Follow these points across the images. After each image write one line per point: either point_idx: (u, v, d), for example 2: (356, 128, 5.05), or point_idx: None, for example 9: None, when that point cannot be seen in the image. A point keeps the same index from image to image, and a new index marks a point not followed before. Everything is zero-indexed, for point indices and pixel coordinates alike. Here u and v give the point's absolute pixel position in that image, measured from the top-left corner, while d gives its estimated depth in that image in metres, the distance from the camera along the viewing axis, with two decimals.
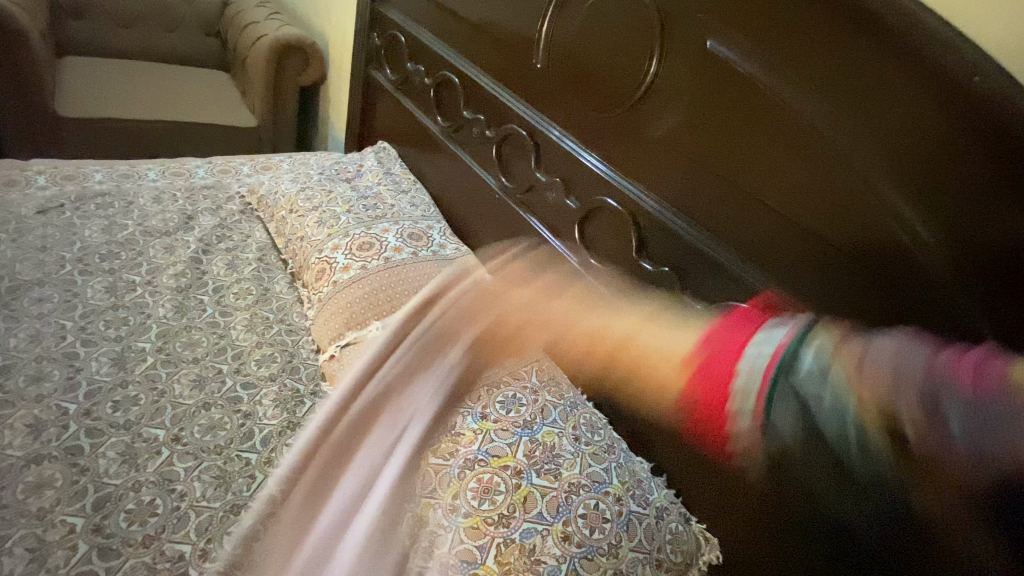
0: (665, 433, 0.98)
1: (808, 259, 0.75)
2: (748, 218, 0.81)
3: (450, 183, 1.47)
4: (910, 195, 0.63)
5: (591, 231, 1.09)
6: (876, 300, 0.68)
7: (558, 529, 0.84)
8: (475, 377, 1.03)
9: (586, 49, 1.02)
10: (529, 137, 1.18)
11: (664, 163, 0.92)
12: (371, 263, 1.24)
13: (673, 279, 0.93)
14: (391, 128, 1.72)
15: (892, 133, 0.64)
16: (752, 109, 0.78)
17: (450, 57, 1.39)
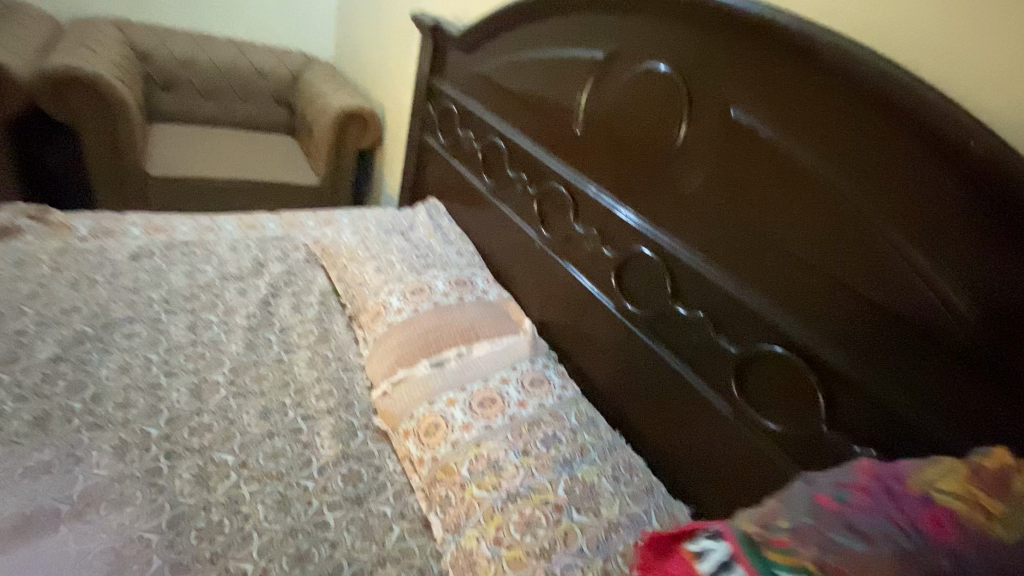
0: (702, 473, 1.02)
1: (836, 304, 0.80)
2: (776, 265, 0.88)
3: (494, 234, 1.59)
4: (932, 247, 0.70)
5: (626, 277, 1.16)
6: (905, 341, 0.73)
7: (598, 565, 0.86)
8: (518, 414, 1.10)
9: (620, 117, 1.14)
10: (569, 193, 1.29)
11: (695, 216, 1.00)
12: (422, 307, 1.35)
13: (706, 323, 0.98)
14: (440, 186, 1.88)
15: (912, 192, 0.72)
16: (776, 170, 0.87)
17: (497, 124, 1.55)
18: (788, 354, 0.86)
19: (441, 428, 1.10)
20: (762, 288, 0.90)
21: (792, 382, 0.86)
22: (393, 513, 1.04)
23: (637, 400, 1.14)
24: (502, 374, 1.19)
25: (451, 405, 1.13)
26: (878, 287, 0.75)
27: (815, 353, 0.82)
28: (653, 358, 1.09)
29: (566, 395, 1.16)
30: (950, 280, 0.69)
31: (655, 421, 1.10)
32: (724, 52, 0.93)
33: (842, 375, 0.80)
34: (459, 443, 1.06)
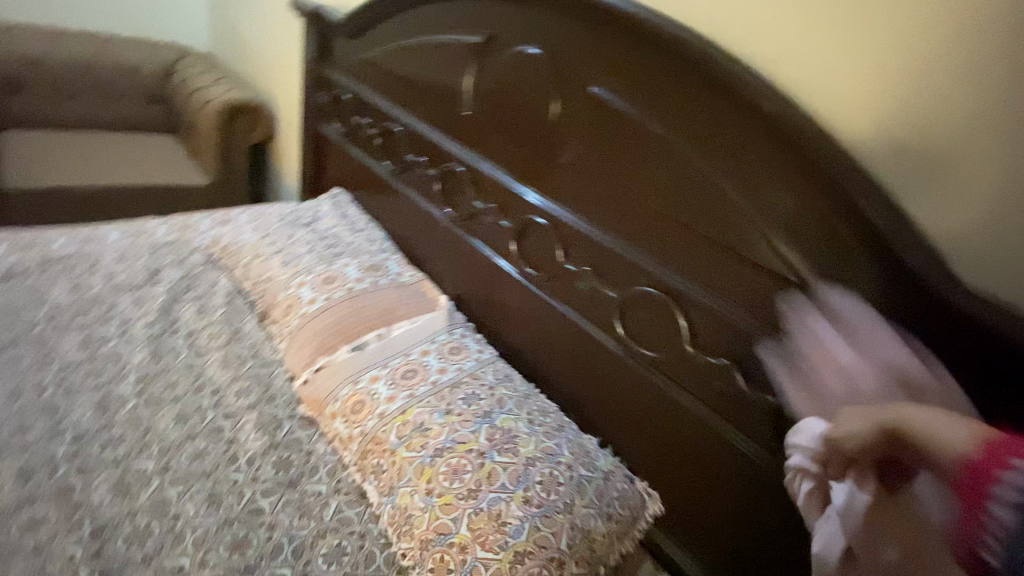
0: (605, 408, 1.16)
1: (686, 244, 0.97)
2: (638, 218, 1.03)
3: (402, 218, 1.63)
4: (744, 189, 0.88)
5: (525, 243, 1.26)
6: (735, 268, 0.91)
7: (519, 495, 0.98)
8: (439, 380, 1.17)
9: (504, 97, 1.22)
10: (466, 171, 1.36)
11: (573, 182, 1.12)
12: (335, 294, 1.38)
13: (592, 275, 1.12)
14: (341, 175, 1.88)
15: (727, 147, 0.89)
16: (630, 136, 1.01)
17: (392, 109, 1.58)
18: (655, 293, 1.02)
19: (366, 404, 1.15)
20: (631, 238, 1.05)
21: (661, 316, 1.02)
22: (328, 490, 1.09)
23: (546, 355, 1.27)
24: (422, 346, 1.27)
25: (374, 382, 1.19)
26: (711, 227, 0.92)
27: (674, 287, 0.99)
28: (557, 313, 1.21)
29: (483, 357, 1.26)
30: (759, 214, 0.87)
31: (565, 368, 1.23)
32: (584, 33, 1.04)
33: (695, 304, 0.96)
34: (385, 414, 1.12)
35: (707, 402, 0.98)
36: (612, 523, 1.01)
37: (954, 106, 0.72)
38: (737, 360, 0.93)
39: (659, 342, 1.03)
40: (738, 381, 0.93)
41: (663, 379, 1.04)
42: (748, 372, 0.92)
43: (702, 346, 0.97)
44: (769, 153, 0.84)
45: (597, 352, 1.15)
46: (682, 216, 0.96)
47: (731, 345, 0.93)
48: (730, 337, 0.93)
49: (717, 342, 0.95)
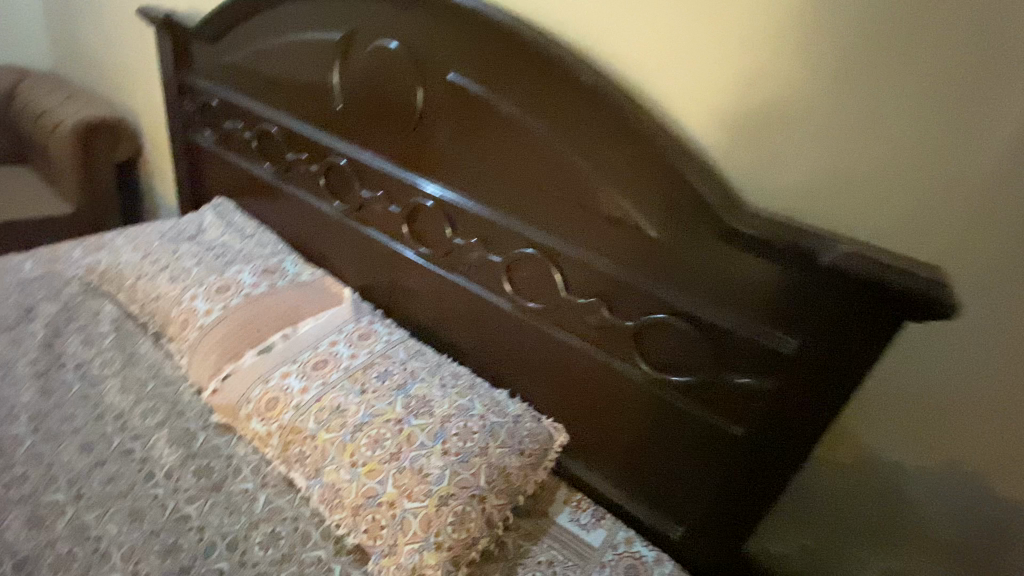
0: (509, 362, 1.29)
1: (548, 207, 1.10)
2: (506, 188, 1.15)
3: (293, 219, 1.65)
4: (584, 152, 1.02)
5: (415, 225, 1.34)
6: (589, 222, 1.05)
7: (438, 448, 1.07)
8: (351, 364, 1.23)
9: (371, 90, 1.29)
10: (348, 165, 1.42)
11: (447, 162, 1.22)
12: (232, 302, 1.40)
13: (478, 245, 1.23)
14: (223, 185, 1.84)
15: (564, 118, 1.02)
16: (487, 116, 1.12)
17: (265, 112, 1.58)
18: (532, 252, 1.15)
19: (281, 399, 1.19)
20: (504, 207, 1.17)
21: (540, 271, 1.16)
22: (255, 485, 1.12)
23: (451, 326, 1.37)
24: (330, 338, 1.32)
25: (286, 377, 1.23)
26: (565, 188, 1.06)
27: (546, 244, 1.12)
28: (454, 285, 1.31)
29: (393, 337, 1.33)
30: (599, 172, 1.01)
31: (469, 334, 1.34)
32: (433, 25, 1.13)
33: (564, 256, 1.10)
34: (301, 405, 1.17)
35: (588, 339, 1.13)
36: (525, 458, 1.14)
37: (755, 55, 0.87)
38: (605, 298, 1.08)
39: (542, 294, 1.17)
40: (607, 315, 1.08)
41: (550, 326, 1.18)
42: (614, 307, 1.07)
43: (576, 291, 1.12)
44: (598, 119, 0.98)
45: (495, 314, 1.27)
46: (541, 182, 1.09)
47: (598, 287, 1.08)
48: (596, 280, 1.08)
49: (587, 285, 1.10)
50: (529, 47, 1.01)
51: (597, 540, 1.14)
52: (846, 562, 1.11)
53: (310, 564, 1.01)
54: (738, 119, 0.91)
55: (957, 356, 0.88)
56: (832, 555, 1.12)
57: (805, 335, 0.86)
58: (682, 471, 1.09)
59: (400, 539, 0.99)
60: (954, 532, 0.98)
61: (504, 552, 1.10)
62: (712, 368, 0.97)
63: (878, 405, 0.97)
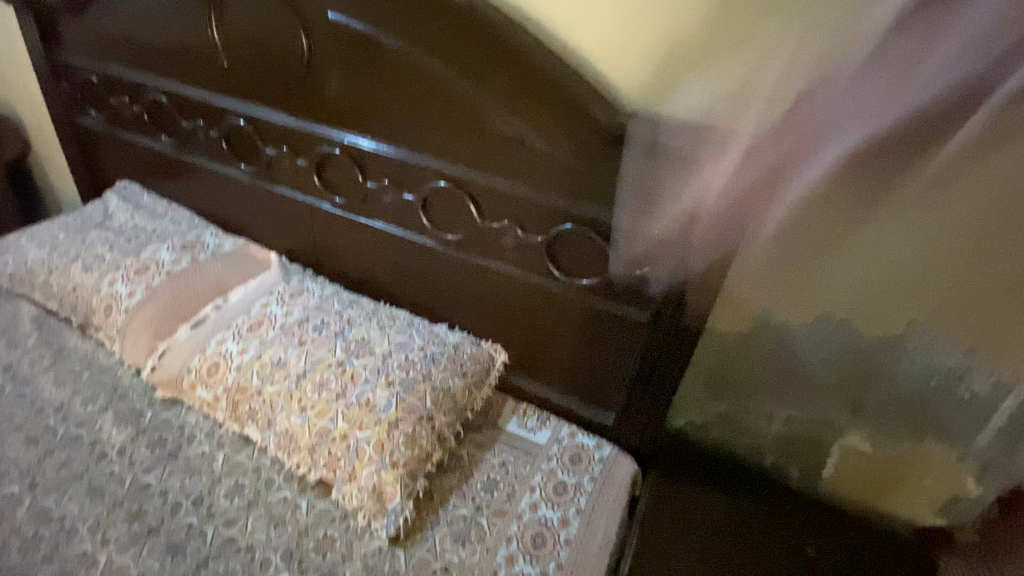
0: (442, 296, 1.35)
1: (449, 137, 1.13)
2: (406, 125, 1.16)
3: (206, 191, 1.61)
4: (471, 77, 1.05)
5: (327, 176, 1.34)
6: (488, 146, 1.10)
7: (382, 381, 1.14)
8: (286, 321, 1.26)
9: (255, 41, 1.24)
10: (248, 124, 1.38)
11: (344, 107, 1.22)
12: (154, 281, 1.38)
13: (391, 186, 1.26)
14: (124, 167, 1.75)
15: (448, 46, 1.04)
16: (374, 54, 1.12)
17: (150, 80, 1.50)
18: (442, 185, 1.19)
19: (221, 364, 1.22)
20: (407, 145, 1.19)
21: (453, 202, 1.20)
22: (211, 447, 1.17)
23: (381, 272, 1.41)
24: (262, 300, 1.34)
25: (223, 343, 1.25)
26: (460, 117, 1.09)
27: (454, 176, 1.16)
28: (377, 230, 1.34)
29: (326, 291, 1.36)
30: (489, 95, 1.04)
31: (400, 276, 1.39)
32: None
33: (472, 183, 1.15)
34: (242, 365, 1.20)
35: (508, 260, 1.20)
36: (467, 378, 1.23)
37: None
38: (516, 218, 1.14)
39: (459, 225, 1.22)
40: (521, 235, 1.15)
41: (473, 255, 1.24)
42: (525, 225, 1.14)
43: (489, 216, 1.18)
44: (479, 42, 1.01)
45: (420, 252, 1.31)
46: (437, 114, 1.12)
47: (508, 209, 1.14)
48: (505, 203, 1.14)
49: (498, 209, 1.15)
50: None
51: (543, 438, 1.27)
52: (753, 415, 1.31)
53: (277, 504, 1.08)
54: (612, 19, 0.96)
55: (813, 220, 1.01)
56: (743, 412, 1.31)
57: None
58: (609, 363, 1.21)
59: (358, 464, 1.07)
60: (829, 367, 1.17)
61: (460, 463, 1.20)
62: (615, 267, 1.08)
63: (758, 273, 1.11)
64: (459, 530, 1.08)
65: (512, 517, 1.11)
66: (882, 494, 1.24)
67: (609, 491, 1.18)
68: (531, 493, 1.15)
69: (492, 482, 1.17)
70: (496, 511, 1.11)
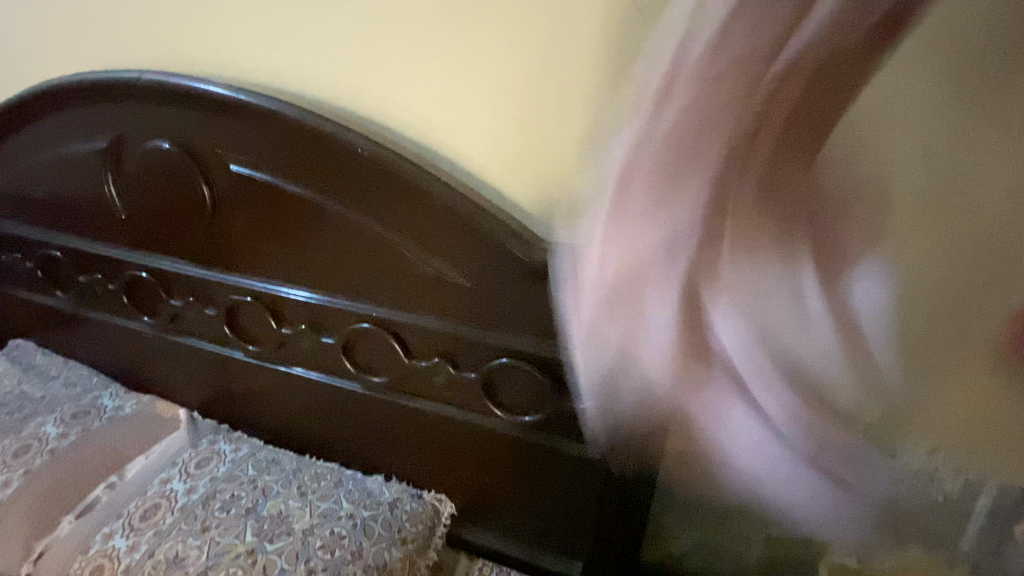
0: (375, 444, 1.21)
1: (366, 277, 1.06)
2: (320, 268, 1.09)
3: (108, 346, 1.45)
4: (384, 219, 1.00)
5: (239, 323, 1.22)
6: (409, 284, 1.03)
7: (302, 569, 0.96)
8: (189, 500, 1.08)
9: (155, 193, 1.17)
10: (150, 275, 1.28)
11: (254, 253, 1.14)
12: (35, 463, 1.19)
13: (308, 331, 1.15)
14: (13, 324, 1.58)
15: (357, 191, 1.01)
16: (280, 201, 1.07)
17: (45, 235, 1.39)
18: (365, 326, 1.10)
19: (104, 569, 1.01)
20: (323, 287, 1.11)
21: (378, 343, 1.10)
22: None
23: (307, 422, 1.26)
24: (162, 475, 1.15)
25: (110, 539, 1.04)
26: (376, 257, 1.04)
27: (376, 316, 1.08)
28: (298, 377, 1.21)
29: (242, 452, 1.20)
30: (404, 235, 1.00)
31: (327, 425, 1.24)
32: (204, 118, 1.07)
33: (396, 323, 1.07)
34: (128, 568, 0.99)
35: (444, 399, 1.10)
36: (408, 545, 1.06)
37: (514, 105, 0.94)
38: (448, 356, 1.06)
39: (386, 366, 1.11)
40: (454, 372, 1.06)
41: (404, 397, 1.13)
42: (458, 362, 1.06)
43: (417, 354, 1.08)
44: (388, 185, 0.97)
45: (346, 398, 1.18)
46: (352, 256, 1.05)
47: (438, 346, 1.06)
48: (434, 340, 1.06)
49: (427, 346, 1.07)
50: (304, 129, 0.99)
51: None
52: (735, 547, 1.15)
53: None
54: (519, 157, 0.97)
55: None
56: (723, 544, 1.16)
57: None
58: (568, 506, 1.08)
59: None
60: None
61: None
62: (558, 401, 0.99)
63: None
64: None
65: None
66: None
67: None
68: None
69: None
70: None
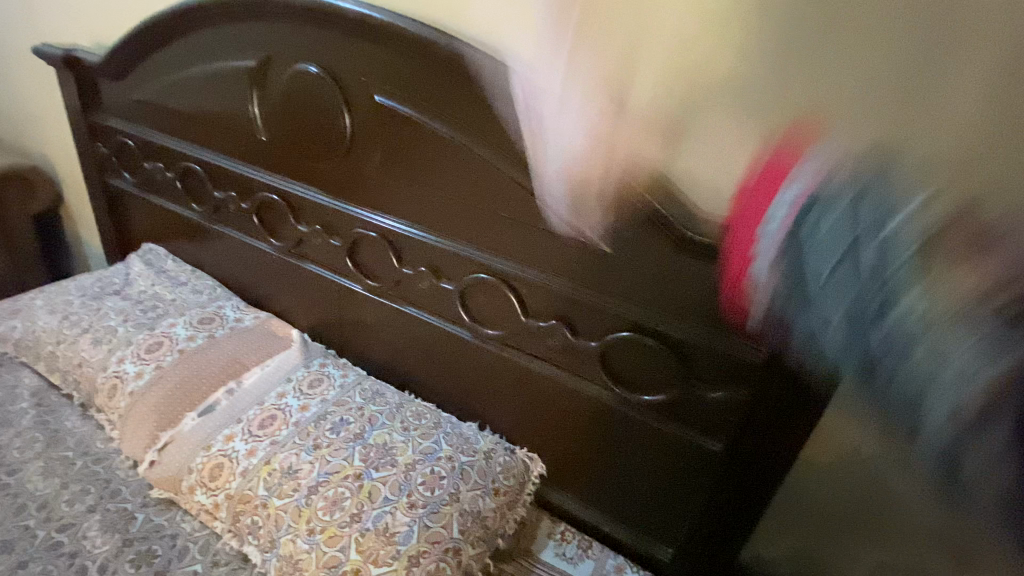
0: (475, 394, 1.22)
1: (495, 228, 1.03)
2: (449, 212, 1.07)
3: (232, 262, 1.54)
4: (525, 169, 0.96)
5: (358, 256, 1.25)
6: (540, 240, 0.99)
7: (403, 501, 0.99)
8: (301, 417, 1.13)
9: (295, 118, 1.19)
10: (280, 199, 1.32)
11: (385, 189, 1.14)
12: (165, 360, 1.29)
13: (426, 273, 1.15)
14: (150, 230, 1.70)
15: (501, 137, 0.96)
16: (419, 139, 1.05)
17: (187, 149, 1.46)
18: (484, 277, 1.08)
19: (226, 466, 1.08)
20: (449, 232, 1.09)
21: (496, 295, 1.08)
22: (204, 568, 1.02)
23: (410, 361, 1.29)
24: (277, 389, 1.22)
25: (230, 440, 1.11)
26: (509, 209, 1.00)
27: (499, 269, 1.05)
28: (409, 317, 1.23)
29: (347, 381, 1.25)
30: (543, 188, 0.95)
31: (430, 367, 1.26)
32: (355, 46, 1.05)
33: (518, 279, 1.04)
34: (247, 470, 1.06)
35: (556, 363, 1.07)
36: (500, 496, 1.07)
37: None
38: (567, 319, 1.02)
39: (500, 319, 1.10)
40: (570, 338, 1.03)
41: (513, 355, 1.11)
42: (576, 328, 1.02)
43: (535, 314, 1.06)
44: None
45: (453, 344, 1.19)
46: (483, 205, 1.02)
47: (558, 309, 1.02)
48: (556, 301, 1.02)
49: (547, 307, 1.04)
50: (457, 66, 0.95)
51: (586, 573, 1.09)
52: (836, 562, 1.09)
53: None
54: None
55: None
56: (823, 557, 1.10)
57: (771, 343, 0.83)
58: (667, 488, 1.05)
59: None
60: None
61: None
62: (682, 385, 0.94)
63: None
64: None
65: None
66: None
67: None
68: None
69: None
70: None
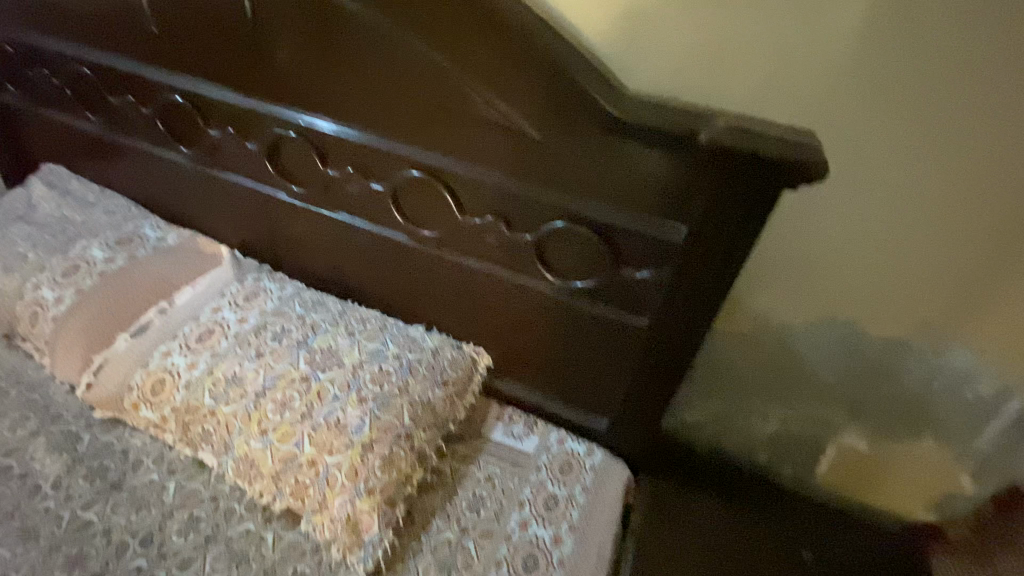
0: (417, 297, 1.24)
1: (422, 119, 0.98)
2: (372, 104, 1.01)
3: (144, 177, 1.42)
4: (446, 50, 0.90)
5: (280, 160, 1.17)
6: (469, 130, 0.96)
7: (353, 397, 1.02)
8: (241, 329, 1.12)
9: (184, 1, 1.04)
10: (185, 101, 1.20)
11: (301, 82, 1.05)
12: (85, 283, 1.21)
13: (355, 174, 1.10)
14: (43, 147, 1.53)
15: (419, 12, 0.88)
16: (329, 20, 0.95)
17: (67, 46, 1.28)
18: (415, 174, 1.04)
19: (168, 381, 1.07)
20: (374, 127, 1.03)
21: (428, 193, 1.06)
22: (161, 475, 1.04)
23: (349, 270, 1.27)
24: (212, 304, 1.19)
25: (169, 357, 1.10)
26: (433, 97, 0.95)
27: (429, 164, 1.02)
28: (343, 224, 1.19)
29: (286, 293, 1.23)
30: (467, 71, 0.90)
31: (371, 274, 1.25)
32: None
33: (450, 173, 1.02)
34: (191, 382, 1.06)
35: (493, 259, 1.08)
36: (448, 387, 1.13)
37: None
38: (500, 212, 1.02)
39: (434, 218, 1.09)
40: (506, 232, 1.03)
41: (451, 254, 1.12)
42: (510, 221, 1.02)
43: (469, 210, 1.05)
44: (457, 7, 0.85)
45: (390, 248, 1.18)
46: (407, 93, 0.97)
47: (491, 202, 1.02)
48: (489, 194, 1.01)
49: (480, 202, 1.03)
50: None
51: (531, 447, 1.20)
52: (748, 419, 1.23)
53: (239, 539, 0.96)
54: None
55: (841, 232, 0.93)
56: (737, 417, 1.24)
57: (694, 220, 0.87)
58: (603, 365, 1.14)
59: (329, 493, 0.96)
60: (836, 371, 1.10)
61: (443, 479, 1.11)
62: (613, 269, 0.98)
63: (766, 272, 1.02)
64: (445, 557, 0.99)
65: (501, 539, 1.03)
66: (885, 491, 1.20)
67: (602, 499, 1.12)
68: (520, 509, 1.08)
69: (478, 499, 1.09)
70: (484, 533, 1.03)
